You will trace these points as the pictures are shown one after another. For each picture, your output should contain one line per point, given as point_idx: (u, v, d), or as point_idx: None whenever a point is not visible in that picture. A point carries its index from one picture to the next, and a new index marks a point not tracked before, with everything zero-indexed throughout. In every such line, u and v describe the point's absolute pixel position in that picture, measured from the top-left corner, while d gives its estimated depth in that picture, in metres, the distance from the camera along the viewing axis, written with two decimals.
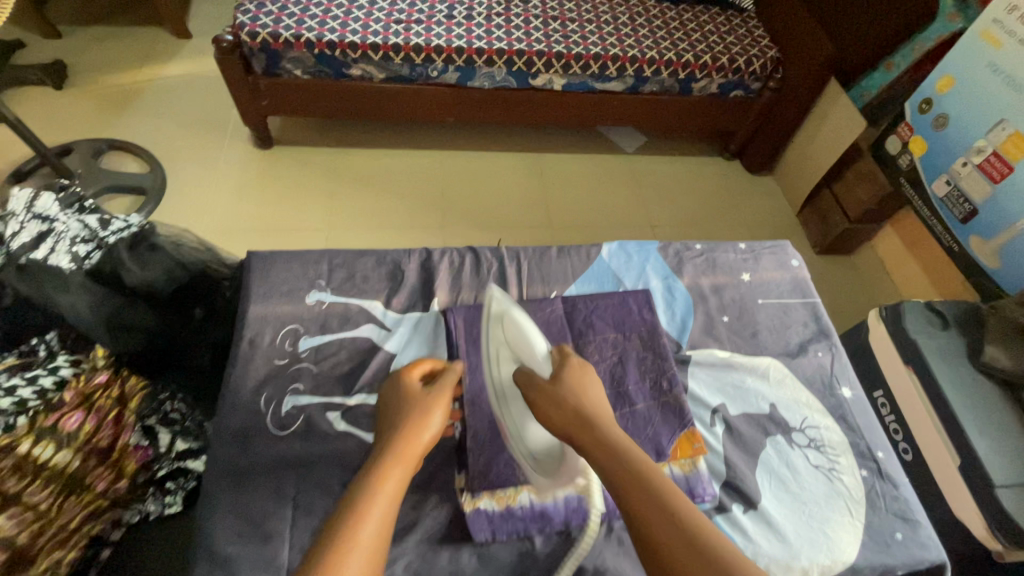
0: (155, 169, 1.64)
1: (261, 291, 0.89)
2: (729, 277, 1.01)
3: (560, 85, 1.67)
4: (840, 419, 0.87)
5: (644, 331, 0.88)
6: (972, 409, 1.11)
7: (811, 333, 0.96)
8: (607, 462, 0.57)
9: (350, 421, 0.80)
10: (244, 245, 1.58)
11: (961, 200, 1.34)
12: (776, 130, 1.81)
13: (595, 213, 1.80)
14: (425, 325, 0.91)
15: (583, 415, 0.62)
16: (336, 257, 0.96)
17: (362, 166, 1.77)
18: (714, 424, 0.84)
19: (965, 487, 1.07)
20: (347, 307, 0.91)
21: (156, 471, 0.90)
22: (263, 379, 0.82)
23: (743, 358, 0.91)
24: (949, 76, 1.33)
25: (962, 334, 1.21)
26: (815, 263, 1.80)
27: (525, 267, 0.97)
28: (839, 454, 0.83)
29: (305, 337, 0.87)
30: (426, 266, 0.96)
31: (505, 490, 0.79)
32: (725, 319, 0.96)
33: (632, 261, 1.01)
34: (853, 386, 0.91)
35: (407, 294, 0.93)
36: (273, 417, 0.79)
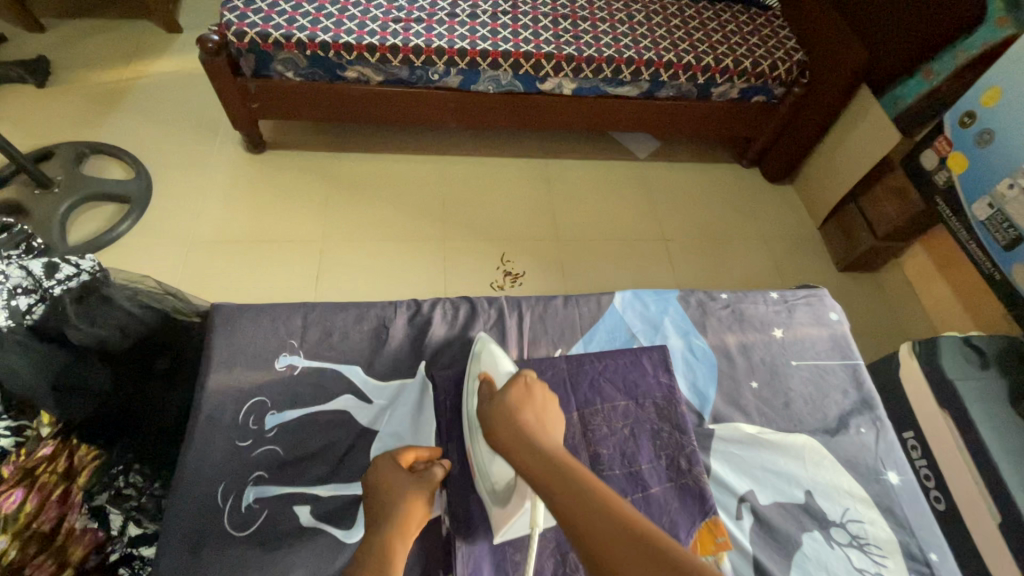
0: (139, 175, 1.55)
1: (224, 357, 0.81)
2: (759, 334, 0.92)
3: (570, 89, 1.56)
4: (886, 511, 0.78)
5: (660, 400, 0.80)
6: (1015, 463, 1.01)
7: (851, 404, 0.87)
8: (536, 470, 0.56)
9: (318, 515, 0.73)
10: (232, 258, 1.49)
11: (1006, 226, 1.22)
12: (799, 139, 1.70)
13: (603, 226, 1.69)
14: (408, 394, 0.84)
15: (519, 427, 0.62)
16: (312, 311, 0.88)
17: (359, 172, 1.67)
18: (742, 516, 0.75)
19: (1006, 549, 0.98)
20: (322, 373, 0.83)
21: (109, 556, 0.80)
22: (221, 466, 0.74)
23: (773, 433, 0.83)
24: (997, 88, 1.22)
25: (1003, 375, 1.11)
26: (838, 282, 1.69)
27: (528, 321, 0.90)
28: (886, 555, 0.74)
29: (271, 414, 0.79)
30: (416, 322, 0.89)
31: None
32: (753, 385, 0.87)
33: (649, 314, 0.93)
34: (901, 471, 0.82)
35: (390, 358, 0.86)
36: (232, 516, 0.71)
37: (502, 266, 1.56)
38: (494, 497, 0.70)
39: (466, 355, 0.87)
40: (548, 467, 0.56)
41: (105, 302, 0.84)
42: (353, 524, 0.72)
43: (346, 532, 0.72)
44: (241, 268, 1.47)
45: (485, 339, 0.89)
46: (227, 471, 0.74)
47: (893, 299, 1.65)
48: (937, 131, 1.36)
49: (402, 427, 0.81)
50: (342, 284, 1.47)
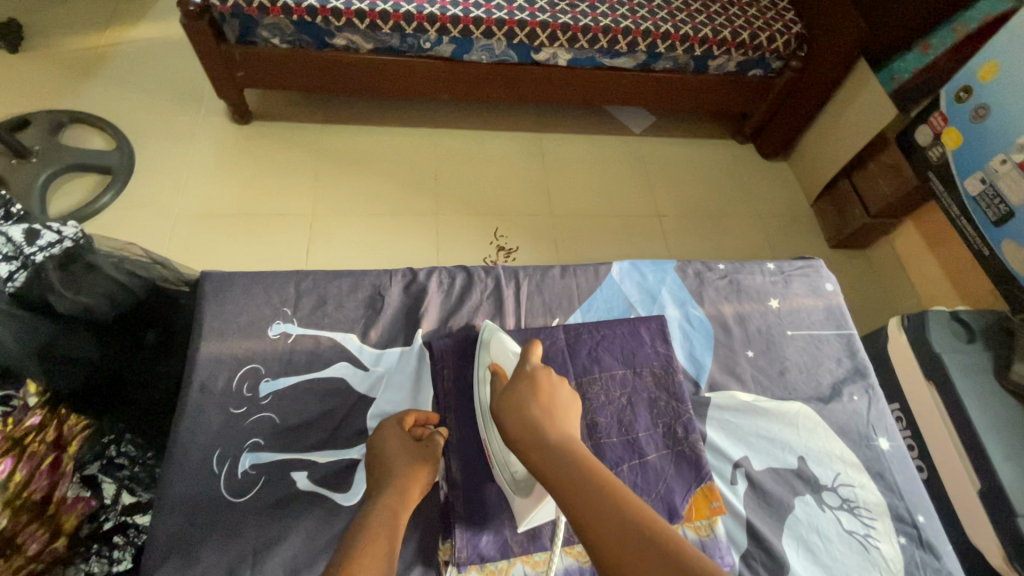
0: (121, 145, 1.50)
1: (215, 327, 0.80)
2: (755, 304, 0.92)
3: (565, 60, 1.52)
4: (877, 476, 0.80)
5: (658, 368, 0.80)
6: (996, 433, 1.04)
7: (845, 372, 0.89)
8: (549, 469, 0.56)
9: (315, 480, 0.73)
10: (219, 231, 1.45)
11: (996, 201, 1.23)
12: (795, 114, 1.68)
13: (598, 201, 1.68)
14: (407, 363, 0.83)
15: (531, 424, 0.61)
16: (305, 279, 0.87)
17: (349, 145, 1.63)
18: (736, 481, 0.77)
19: (984, 513, 1.01)
20: (316, 342, 0.82)
21: (102, 523, 0.81)
22: (218, 433, 0.74)
23: (769, 401, 0.84)
24: (994, 62, 1.21)
25: (989, 348, 1.13)
26: (829, 258, 1.70)
27: (524, 290, 0.89)
28: (875, 517, 0.76)
29: (265, 380, 0.79)
30: (411, 288, 0.88)
31: (496, 563, 0.71)
32: (749, 354, 0.88)
33: (646, 284, 0.93)
34: (892, 437, 0.83)
35: (386, 325, 0.85)
36: (228, 482, 0.71)
37: (496, 241, 1.55)
38: (516, 488, 0.69)
39: (462, 325, 0.87)
40: (563, 469, 0.55)
41: (91, 271, 0.81)
42: (351, 486, 0.72)
43: (344, 495, 0.72)
44: (231, 242, 1.44)
45: (481, 309, 0.88)
46: (223, 437, 0.74)
47: (883, 275, 1.67)
48: (933, 105, 1.36)
49: (400, 393, 0.81)
50: (334, 258, 1.45)
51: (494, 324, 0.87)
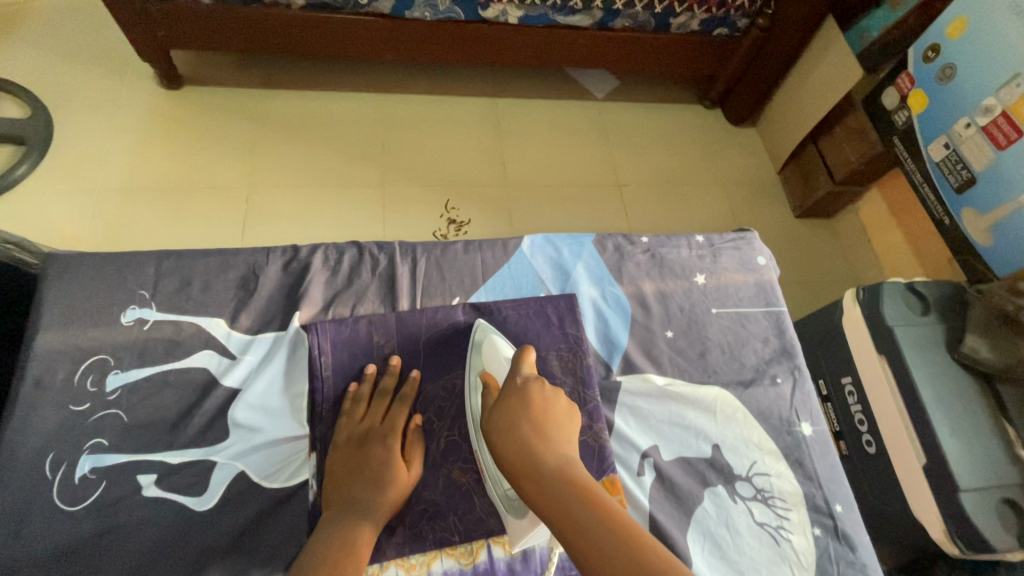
0: (37, 114, 1.38)
1: (56, 317, 0.73)
2: (678, 282, 0.87)
3: (516, 18, 1.42)
4: (796, 463, 0.77)
5: (565, 350, 0.75)
6: (943, 406, 1.02)
7: (771, 352, 0.84)
8: (545, 498, 0.53)
9: (164, 485, 0.69)
10: (144, 207, 1.36)
11: (959, 167, 1.18)
12: (761, 77, 1.60)
13: (555, 170, 1.60)
14: (277, 349, 0.78)
15: (523, 447, 0.57)
16: (168, 259, 0.80)
17: (289, 110, 1.53)
18: (643, 473, 0.73)
19: (927, 488, 0.99)
20: (176, 328, 0.77)
21: None
22: (55, 434, 0.69)
23: (685, 385, 0.79)
24: (963, 18, 1.14)
25: (942, 320, 1.10)
26: (793, 227, 1.66)
27: (422, 267, 0.84)
28: (790, 508, 0.73)
29: (114, 372, 0.73)
30: (294, 267, 0.82)
31: (380, 563, 0.65)
32: (668, 335, 0.83)
33: (561, 260, 0.87)
34: (814, 422, 0.80)
35: (259, 308, 0.80)
36: (62, 489, 0.67)
37: (447, 214, 1.48)
38: (509, 507, 0.64)
39: (349, 306, 0.81)
40: (560, 500, 0.52)
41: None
42: (206, 491, 0.69)
43: (197, 499, 0.69)
44: (159, 219, 1.35)
45: (372, 289, 0.83)
46: (60, 438, 0.69)
47: (847, 245, 1.63)
48: (900, 67, 1.29)
49: (272, 380, 0.76)
50: (272, 235, 1.38)
51: (385, 305, 0.82)
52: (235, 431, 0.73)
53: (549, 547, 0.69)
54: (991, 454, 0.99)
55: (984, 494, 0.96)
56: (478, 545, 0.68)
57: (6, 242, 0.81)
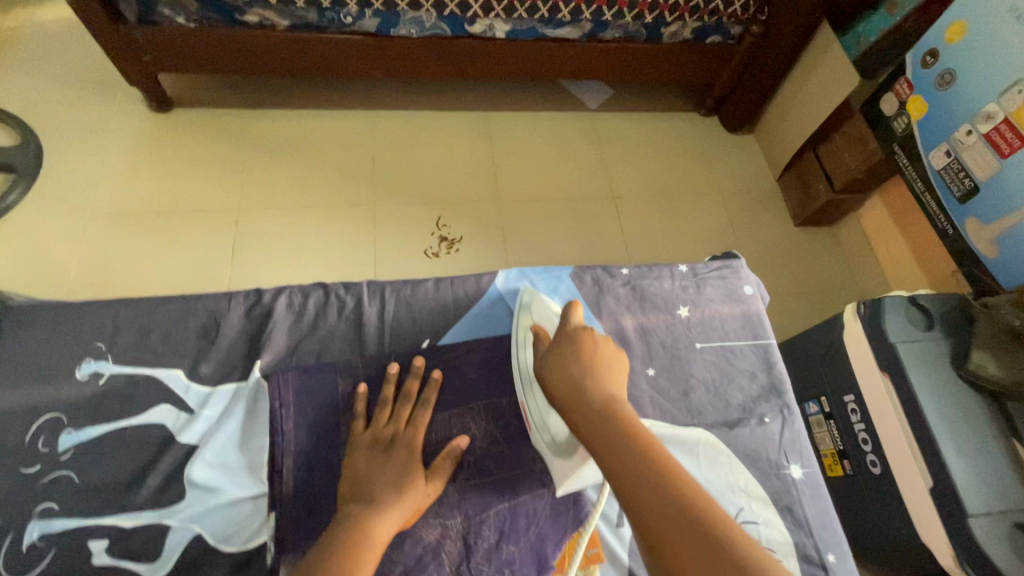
0: (26, 142, 1.39)
1: (12, 376, 0.74)
2: (661, 316, 0.84)
3: (503, 32, 1.40)
4: (785, 510, 0.73)
5: None
6: (950, 426, 0.98)
7: (759, 389, 0.81)
8: (590, 426, 0.58)
9: (115, 551, 0.66)
10: (132, 233, 1.35)
11: (961, 175, 1.14)
12: (756, 85, 1.57)
13: (548, 184, 1.58)
14: (236, 403, 0.75)
15: (575, 384, 0.62)
16: (128, 309, 0.80)
17: (279, 131, 1.52)
18: (622, 523, 0.71)
19: (935, 514, 0.96)
20: (133, 382, 0.75)
21: None
22: (5, 498, 0.68)
23: (668, 427, 0.76)
24: (962, 22, 1.10)
25: (948, 336, 1.06)
26: (793, 236, 1.62)
27: (391, 308, 0.82)
28: (780, 559, 0.70)
29: (67, 432, 0.72)
30: (257, 314, 0.81)
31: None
32: (651, 373, 0.80)
33: (538, 294, 0.85)
34: (805, 465, 0.76)
35: (219, 357, 0.78)
36: (10, 557, 0.65)
37: (438, 231, 1.46)
38: (557, 450, 0.69)
39: (313, 354, 0.79)
40: (603, 433, 0.56)
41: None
42: (160, 557, 0.67)
43: (150, 566, 0.66)
44: (147, 245, 1.34)
45: (339, 333, 0.80)
46: (10, 502, 0.68)
47: (850, 253, 1.59)
48: (898, 71, 1.25)
49: (228, 436, 0.73)
50: (262, 256, 1.36)
51: (353, 349, 0.79)
52: (191, 492, 0.70)
53: None
54: (1002, 476, 0.95)
55: (995, 519, 0.92)
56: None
57: None
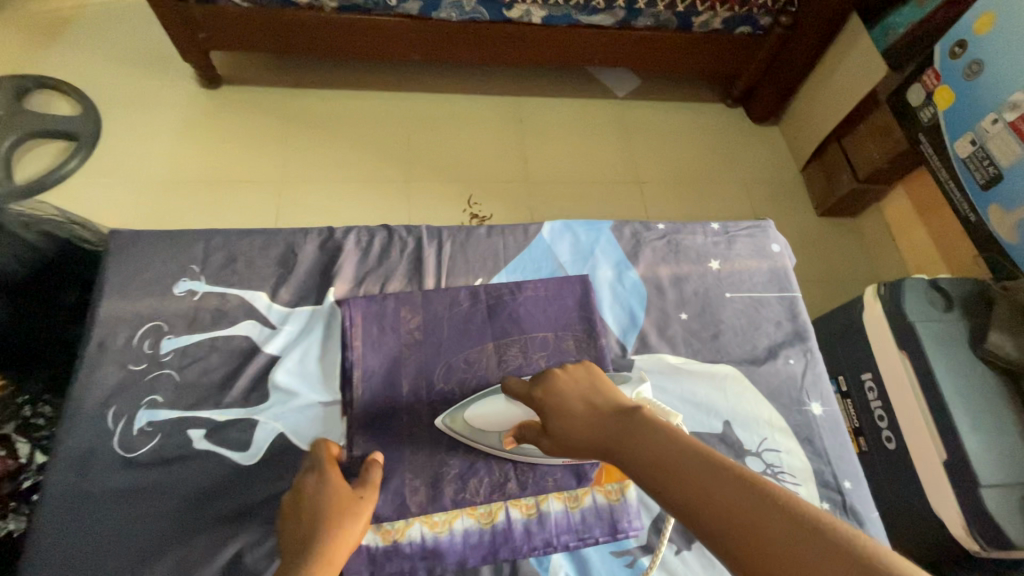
0: (87, 111, 1.48)
1: (118, 285, 0.78)
2: (693, 266, 0.89)
3: (539, 18, 1.45)
4: (805, 441, 0.78)
5: (581, 331, 0.79)
6: (966, 402, 1.01)
7: (784, 336, 0.86)
8: (625, 451, 0.51)
9: (213, 439, 0.71)
10: (183, 200, 1.43)
11: (985, 163, 1.17)
12: (784, 75, 1.60)
13: (575, 168, 1.63)
14: (315, 322, 0.80)
15: (586, 419, 0.56)
16: (217, 236, 0.84)
17: (320, 109, 1.59)
18: None
19: (947, 485, 0.99)
20: (223, 299, 0.80)
21: (21, 483, 0.77)
22: (116, 389, 0.73)
23: (697, 363, 0.81)
24: (990, 13, 1.13)
25: (966, 316, 1.09)
26: (815, 226, 1.65)
27: (447, 249, 0.86)
28: (799, 482, 0.75)
29: (168, 337, 0.77)
30: (328, 247, 0.85)
31: (393, 523, 0.67)
32: (682, 317, 0.85)
33: (580, 244, 0.90)
34: (825, 401, 0.81)
35: (299, 283, 0.82)
36: (121, 439, 0.70)
37: (469, 209, 1.52)
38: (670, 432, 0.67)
39: (378, 285, 0.84)
40: (645, 457, 0.49)
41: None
42: (251, 445, 0.71)
43: (242, 454, 0.71)
44: (197, 210, 1.42)
45: (399, 269, 0.85)
46: (122, 393, 0.73)
47: (871, 245, 1.62)
48: (925, 63, 1.28)
49: (308, 350, 0.78)
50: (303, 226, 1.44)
51: (412, 284, 0.84)
52: (274, 394, 0.75)
53: (562, 512, 0.70)
54: (1015, 451, 0.98)
55: (1006, 492, 0.95)
56: (495, 506, 0.69)
57: (67, 221, 0.82)
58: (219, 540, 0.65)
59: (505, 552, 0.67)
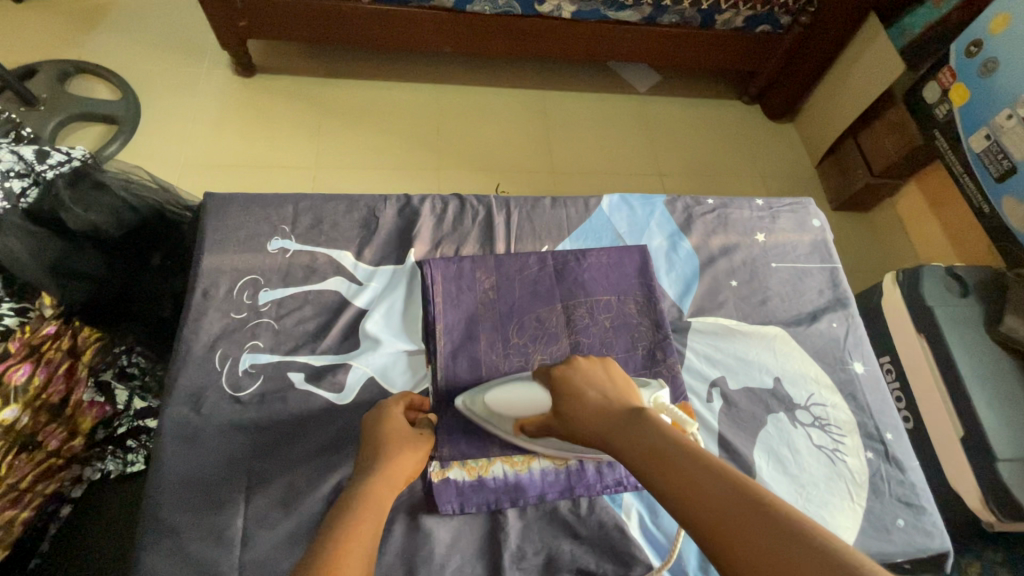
0: (127, 95, 1.52)
1: (216, 241, 0.82)
2: (742, 237, 0.94)
3: (570, 13, 1.50)
4: (849, 397, 0.82)
5: (641, 295, 0.84)
6: (984, 380, 1.06)
7: (826, 302, 0.90)
8: (628, 438, 0.55)
9: (312, 380, 0.76)
10: (221, 183, 1.48)
11: (999, 157, 1.22)
12: (803, 73, 1.66)
13: (599, 160, 1.68)
14: (398, 279, 0.84)
15: (596, 406, 0.60)
16: (303, 201, 0.88)
17: (354, 99, 1.64)
18: (712, 399, 0.80)
19: (965, 459, 1.04)
20: (312, 257, 0.84)
21: (115, 428, 0.91)
22: (223, 332, 0.77)
23: (748, 325, 0.86)
24: (1006, 14, 1.18)
25: (984, 301, 1.14)
26: (831, 218, 1.70)
27: (514, 218, 0.91)
28: (844, 434, 0.79)
29: (265, 290, 0.81)
30: (405, 213, 0.89)
31: (477, 461, 0.71)
32: (732, 284, 0.90)
33: (635, 216, 0.94)
34: (866, 361, 0.86)
35: (380, 245, 0.87)
36: (229, 377, 0.74)
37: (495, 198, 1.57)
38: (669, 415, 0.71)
39: (454, 248, 0.88)
40: (642, 451, 0.53)
41: (99, 189, 0.81)
42: (345, 388, 0.76)
43: (338, 395, 0.75)
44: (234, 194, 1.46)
45: (472, 235, 0.89)
46: (227, 337, 0.77)
47: (884, 238, 1.67)
48: (944, 61, 1.34)
49: (393, 305, 0.82)
50: None
51: (483, 248, 0.89)
52: (365, 342, 0.79)
53: None
54: None
55: None
56: None
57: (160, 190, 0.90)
58: (312, 477, 0.69)
59: (583, 490, 0.71)
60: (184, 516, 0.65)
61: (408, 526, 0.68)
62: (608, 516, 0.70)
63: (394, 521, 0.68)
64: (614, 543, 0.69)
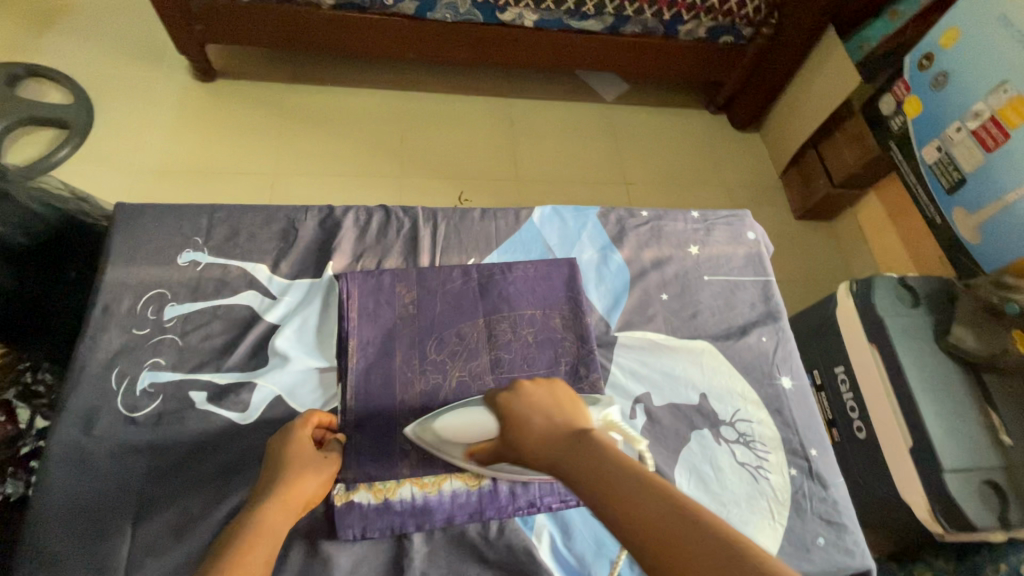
0: (79, 99, 1.48)
1: (121, 255, 0.80)
2: (675, 249, 0.93)
3: (532, 21, 1.50)
4: (775, 412, 0.82)
5: (567, 309, 0.83)
6: (929, 391, 1.07)
7: (757, 315, 0.90)
8: (572, 462, 0.53)
9: (213, 400, 0.74)
10: (176, 189, 1.45)
11: (950, 168, 1.23)
12: (767, 84, 1.67)
13: (564, 168, 1.67)
14: (314, 294, 0.82)
15: (540, 430, 0.59)
16: (219, 211, 0.86)
17: (317, 104, 1.62)
18: (635, 416, 0.78)
19: (914, 470, 1.04)
20: (224, 270, 0.82)
21: (20, 448, 0.81)
22: (121, 350, 0.75)
23: (675, 339, 0.86)
24: (956, 28, 1.19)
25: (932, 312, 1.14)
26: (793, 228, 1.71)
27: (441, 231, 0.89)
28: (769, 450, 0.79)
29: (171, 305, 0.79)
30: (326, 225, 0.88)
31: (384, 482, 0.69)
32: (663, 297, 0.89)
33: (567, 229, 0.93)
34: (794, 376, 0.85)
35: (297, 258, 0.85)
36: (125, 398, 0.72)
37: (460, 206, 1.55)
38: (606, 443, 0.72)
39: (376, 261, 0.86)
40: (587, 473, 0.50)
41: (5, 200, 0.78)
42: (248, 407, 0.74)
43: (241, 414, 0.73)
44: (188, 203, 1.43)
45: (396, 248, 0.88)
46: (128, 354, 0.75)
47: (846, 246, 1.69)
48: (897, 73, 1.35)
49: (306, 320, 0.80)
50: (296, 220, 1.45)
51: (408, 261, 0.87)
52: (274, 359, 0.77)
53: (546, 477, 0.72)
54: (976, 437, 1.03)
55: (967, 476, 1.00)
56: None
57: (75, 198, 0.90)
58: (210, 501, 0.67)
59: (493, 512, 0.70)
60: (63, 545, 0.63)
61: (314, 549, 0.66)
62: (516, 538, 0.69)
63: (292, 546, 0.66)
64: (522, 566, 0.68)
